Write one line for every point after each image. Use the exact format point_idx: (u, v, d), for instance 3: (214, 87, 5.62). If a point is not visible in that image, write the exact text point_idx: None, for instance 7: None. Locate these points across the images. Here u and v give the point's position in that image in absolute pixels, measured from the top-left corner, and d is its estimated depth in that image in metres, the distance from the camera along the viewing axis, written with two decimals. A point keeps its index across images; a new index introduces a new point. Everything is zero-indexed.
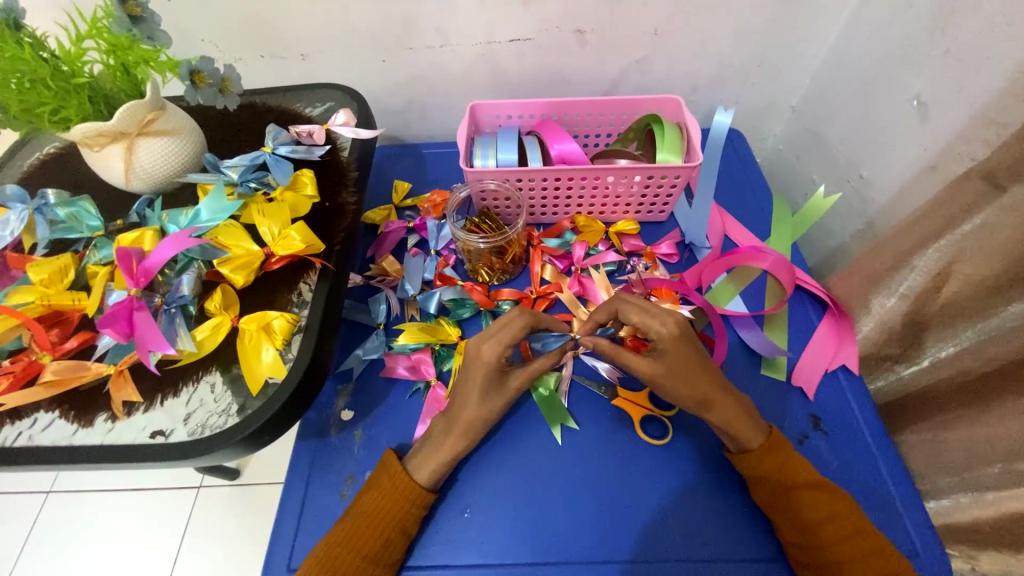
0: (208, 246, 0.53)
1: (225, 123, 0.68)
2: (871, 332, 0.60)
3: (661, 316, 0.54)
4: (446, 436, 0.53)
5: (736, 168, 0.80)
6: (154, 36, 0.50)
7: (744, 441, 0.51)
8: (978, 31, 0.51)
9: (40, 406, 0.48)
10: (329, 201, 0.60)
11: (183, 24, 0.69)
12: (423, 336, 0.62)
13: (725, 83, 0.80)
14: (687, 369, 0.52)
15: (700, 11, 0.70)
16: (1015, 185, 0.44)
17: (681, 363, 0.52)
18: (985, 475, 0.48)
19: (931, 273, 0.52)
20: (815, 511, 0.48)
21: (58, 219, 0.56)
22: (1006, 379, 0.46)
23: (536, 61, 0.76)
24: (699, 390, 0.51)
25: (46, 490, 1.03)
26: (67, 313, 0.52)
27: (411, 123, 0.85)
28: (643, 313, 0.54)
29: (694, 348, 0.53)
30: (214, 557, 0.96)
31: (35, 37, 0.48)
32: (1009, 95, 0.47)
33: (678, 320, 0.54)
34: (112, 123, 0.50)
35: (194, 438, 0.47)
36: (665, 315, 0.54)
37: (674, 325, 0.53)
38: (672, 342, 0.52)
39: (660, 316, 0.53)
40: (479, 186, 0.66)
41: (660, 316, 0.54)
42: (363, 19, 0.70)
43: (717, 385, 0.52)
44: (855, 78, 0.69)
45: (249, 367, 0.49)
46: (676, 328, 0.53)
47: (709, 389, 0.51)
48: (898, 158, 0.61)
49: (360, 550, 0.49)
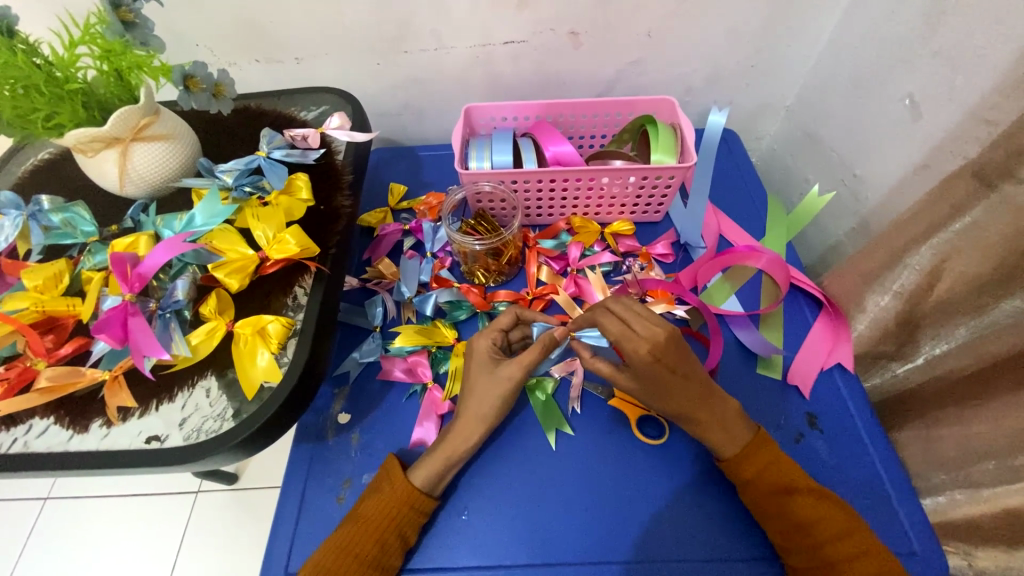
0: (202, 251, 0.53)
1: (221, 128, 0.68)
2: (865, 331, 0.60)
3: (637, 337, 0.49)
4: (449, 438, 0.53)
5: (731, 167, 0.81)
6: (148, 42, 0.50)
7: (719, 450, 0.51)
8: (970, 28, 0.51)
9: (35, 413, 0.48)
10: (325, 204, 0.60)
11: (178, 29, 0.69)
12: (419, 339, 0.62)
13: (720, 83, 0.80)
14: (663, 390, 0.50)
15: (693, 11, 0.71)
16: (1006, 182, 0.44)
17: (654, 386, 0.50)
18: (979, 472, 0.48)
19: (924, 271, 0.52)
20: (809, 510, 0.48)
21: (52, 225, 0.55)
22: (1000, 375, 0.46)
23: (531, 62, 0.76)
24: (675, 405, 0.51)
25: (45, 496, 1.02)
26: (61, 320, 0.51)
27: (407, 125, 0.85)
28: (619, 331, 0.50)
29: (676, 369, 0.49)
30: (213, 562, 0.96)
31: (28, 43, 0.48)
32: (1001, 93, 0.47)
33: (655, 345, 0.48)
34: (106, 128, 0.50)
35: (189, 443, 0.47)
36: (643, 336, 0.49)
37: (652, 351, 0.48)
38: (645, 369, 0.49)
39: (636, 339, 0.49)
40: (474, 188, 0.66)
41: (637, 338, 0.49)
42: (357, 22, 0.70)
43: (698, 399, 0.51)
44: (849, 76, 0.69)
45: (245, 371, 0.49)
46: (650, 355, 0.48)
47: (686, 406, 0.51)
48: (892, 156, 0.61)
49: (359, 554, 0.49)
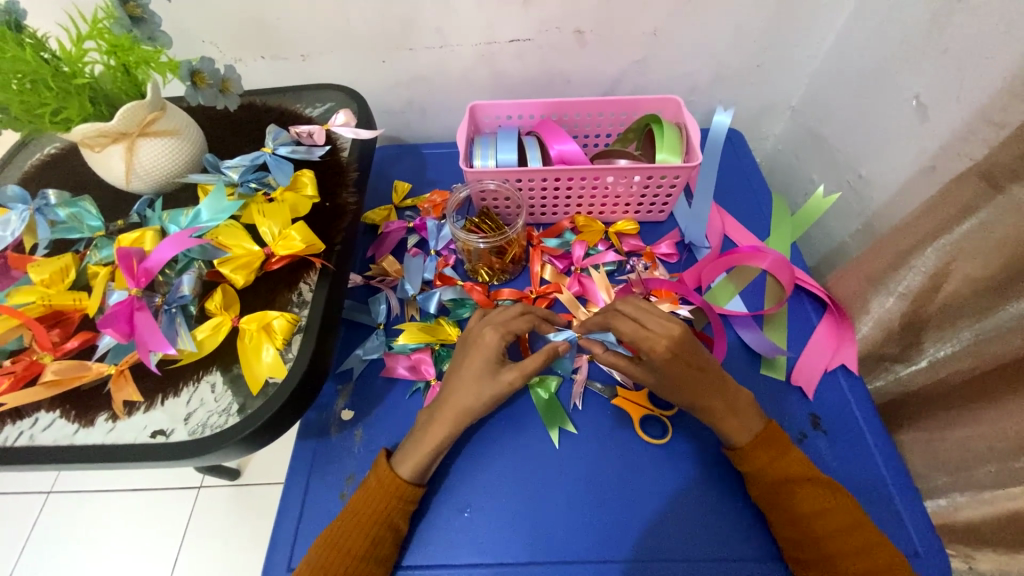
0: (208, 246, 0.53)
1: (226, 124, 0.68)
2: (870, 332, 0.60)
3: (651, 334, 0.51)
4: (433, 426, 0.53)
5: (735, 167, 0.80)
6: (155, 37, 0.50)
7: (730, 438, 0.52)
8: (978, 29, 0.51)
9: (41, 406, 0.49)
10: (330, 201, 0.60)
11: (185, 26, 0.70)
12: (423, 336, 0.63)
13: (726, 83, 0.80)
14: (677, 385, 0.52)
15: (699, 10, 0.70)
16: (1013, 184, 0.44)
17: (671, 383, 0.52)
18: (981, 474, 0.48)
19: (929, 272, 0.52)
20: (813, 503, 0.48)
21: (59, 219, 0.55)
22: (1005, 379, 0.46)
23: (536, 61, 0.76)
24: (692, 399, 0.52)
25: (47, 491, 1.03)
26: (67, 313, 0.52)
27: (411, 123, 0.85)
28: (633, 331, 0.52)
29: (692, 364, 0.51)
30: (213, 559, 0.96)
31: (36, 38, 0.48)
32: (1008, 95, 0.47)
33: (671, 340, 0.51)
34: (113, 123, 0.51)
35: (194, 438, 0.47)
36: (659, 333, 0.51)
37: (671, 343, 0.51)
38: (661, 365, 0.51)
39: (650, 336, 0.51)
40: (479, 186, 0.66)
41: (652, 335, 0.51)
42: (363, 19, 0.70)
43: (715, 390, 0.52)
44: (854, 77, 0.69)
45: (249, 366, 0.50)
46: (667, 350, 0.51)
47: (703, 397, 0.52)
48: (897, 158, 0.61)
49: (351, 548, 0.49)
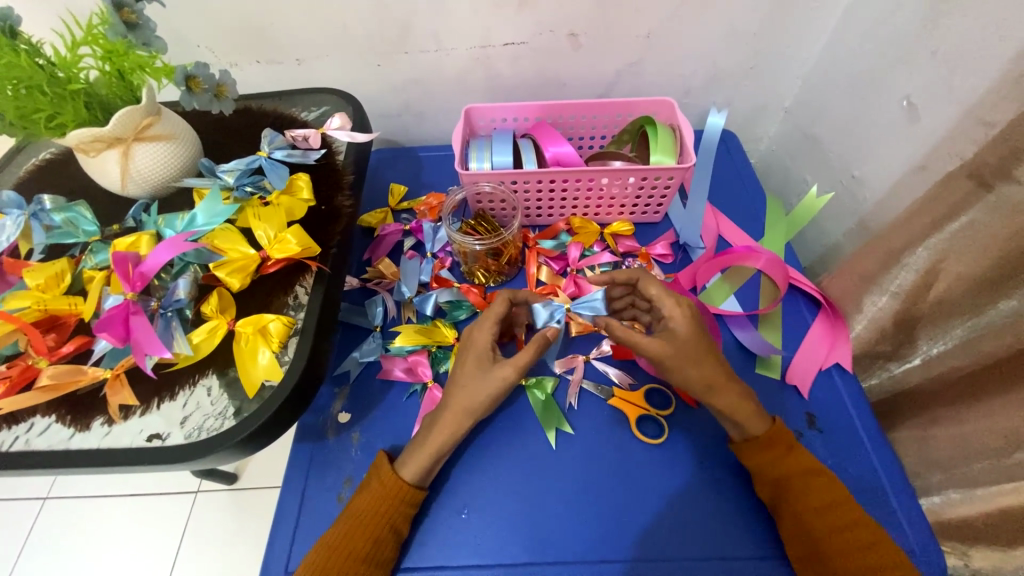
0: (205, 250, 0.53)
1: (223, 128, 0.68)
2: (864, 331, 0.60)
3: (676, 298, 0.55)
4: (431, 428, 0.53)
5: (730, 168, 0.81)
6: (150, 42, 0.50)
7: (744, 434, 0.52)
8: (966, 30, 0.51)
9: (37, 411, 0.49)
10: (326, 204, 0.61)
11: (181, 31, 0.70)
12: (420, 338, 0.62)
13: (719, 85, 0.81)
14: (694, 355, 0.52)
15: (692, 12, 0.71)
16: (1003, 183, 0.44)
17: (688, 345, 0.52)
18: (975, 471, 0.48)
19: (921, 270, 0.53)
20: (809, 501, 0.49)
21: (54, 224, 0.56)
22: (997, 376, 0.46)
23: (531, 64, 0.76)
24: (705, 376, 0.52)
25: (44, 496, 1.02)
26: (63, 318, 0.52)
27: (407, 126, 0.85)
28: (661, 291, 0.55)
29: (707, 334, 0.54)
30: (212, 563, 0.96)
31: (31, 43, 0.48)
32: (996, 95, 0.48)
33: (692, 305, 0.55)
34: (109, 128, 0.51)
35: (191, 442, 0.47)
36: (683, 299, 0.55)
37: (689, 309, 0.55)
38: (684, 326, 0.53)
39: (676, 298, 0.55)
40: (475, 188, 0.66)
41: (678, 299, 0.55)
42: (358, 23, 0.70)
43: (723, 373, 0.53)
44: (847, 78, 0.69)
45: (246, 369, 0.50)
46: (689, 313, 0.54)
47: (714, 375, 0.52)
48: (889, 158, 0.61)
49: (353, 551, 0.49)
